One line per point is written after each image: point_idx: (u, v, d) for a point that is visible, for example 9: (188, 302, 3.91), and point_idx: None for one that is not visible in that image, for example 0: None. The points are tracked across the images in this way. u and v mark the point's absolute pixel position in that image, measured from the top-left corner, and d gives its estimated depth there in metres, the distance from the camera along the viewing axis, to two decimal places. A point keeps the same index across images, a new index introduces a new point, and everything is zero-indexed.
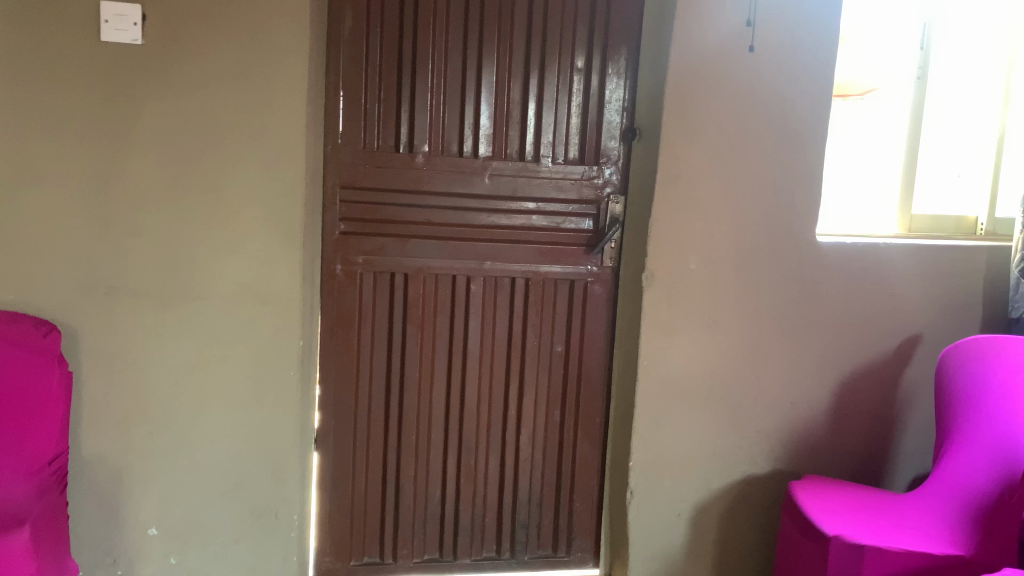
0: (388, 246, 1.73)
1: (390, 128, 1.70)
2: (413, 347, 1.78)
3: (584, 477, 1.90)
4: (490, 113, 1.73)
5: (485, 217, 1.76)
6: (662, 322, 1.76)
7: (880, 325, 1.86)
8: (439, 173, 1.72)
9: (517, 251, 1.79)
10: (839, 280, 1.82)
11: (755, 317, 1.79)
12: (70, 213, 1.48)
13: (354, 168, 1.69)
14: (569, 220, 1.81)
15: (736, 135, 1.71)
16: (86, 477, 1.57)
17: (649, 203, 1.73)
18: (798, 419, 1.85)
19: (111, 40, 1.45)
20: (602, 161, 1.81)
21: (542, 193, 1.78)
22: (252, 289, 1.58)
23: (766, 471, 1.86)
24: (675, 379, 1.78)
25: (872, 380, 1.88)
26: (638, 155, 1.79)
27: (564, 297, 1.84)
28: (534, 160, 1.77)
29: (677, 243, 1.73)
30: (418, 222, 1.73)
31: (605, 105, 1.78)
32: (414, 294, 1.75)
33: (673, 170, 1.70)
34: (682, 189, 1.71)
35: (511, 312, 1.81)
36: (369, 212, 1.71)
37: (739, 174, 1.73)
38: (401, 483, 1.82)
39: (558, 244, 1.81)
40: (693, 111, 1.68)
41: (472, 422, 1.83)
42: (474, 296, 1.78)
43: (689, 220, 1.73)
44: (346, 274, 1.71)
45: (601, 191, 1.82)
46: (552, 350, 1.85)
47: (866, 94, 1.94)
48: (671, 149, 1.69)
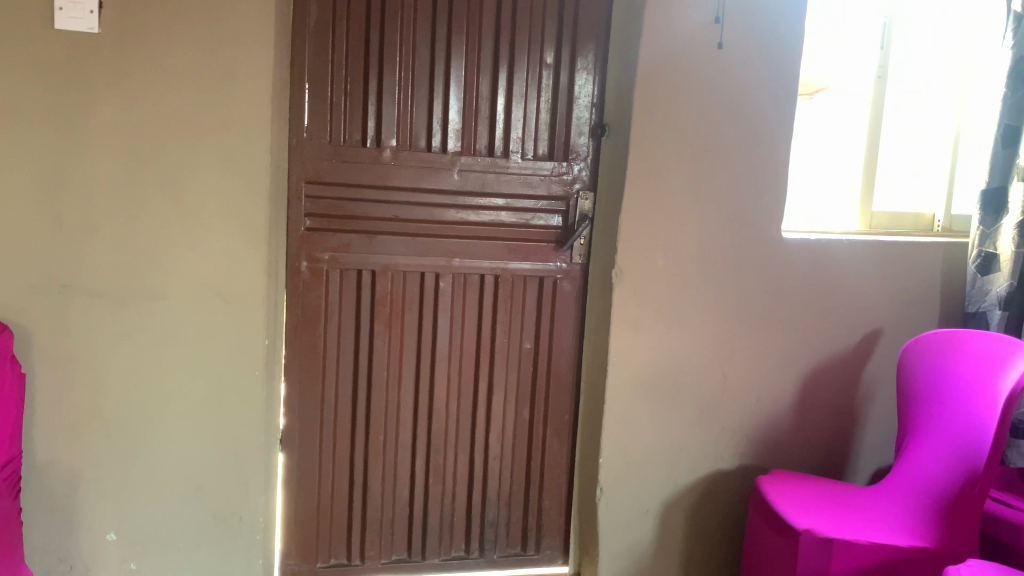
0: (355, 243, 1.69)
1: (357, 122, 1.67)
2: (381, 345, 1.75)
3: (553, 475, 1.90)
4: (459, 107, 1.71)
5: (454, 213, 1.74)
6: (630, 319, 1.76)
7: (843, 321, 1.88)
8: (407, 168, 1.70)
9: (487, 247, 1.77)
10: (804, 276, 1.84)
11: (722, 313, 1.81)
12: (22, 208, 1.43)
13: (319, 162, 1.65)
14: (539, 216, 1.80)
15: (704, 132, 1.72)
16: (40, 481, 1.52)
17: (619, 199, 1.73)
18: (764, 414, 1.87)
19: (65, 28, 1.39)
20: (572, 157, 1.80)
21: (511, 189, 1.76)
22: (215, 287, 1.54)
23: (733, 466, 1.88)
24: (644, 375, 1.79)
25: (836, 375, 1.90)
26: (608, 152, 1.78)
27: (534, 293, 1.83)
28: (503, 155, 1.75)
29: (647, 240, 1.73)
30: (385, 218, 1.70)
31: (575, 102, 1.77)
32: (382, 291, 1.72)
33: (643, 167, 1.70)
34: (652, 186, 1.71)
35: (481, 309, 1.80)
36: (335, 208, 1.67)
37: (707, 171, 1.74)
38: (368, 483, 1.79)
39: (528, 240, 1.80)
40: (662, 107, 1.68)
41: (440, 420, 1.81)
42: (443, 293, 1.76)
43: (658, 217, 1.73)
44: (311, 271, 1.68)
45: (571, 187, 1.81)
46: (522, 347, 1.83)
47: (814, 93, 1.96)
48: (640, 145, 1.69)
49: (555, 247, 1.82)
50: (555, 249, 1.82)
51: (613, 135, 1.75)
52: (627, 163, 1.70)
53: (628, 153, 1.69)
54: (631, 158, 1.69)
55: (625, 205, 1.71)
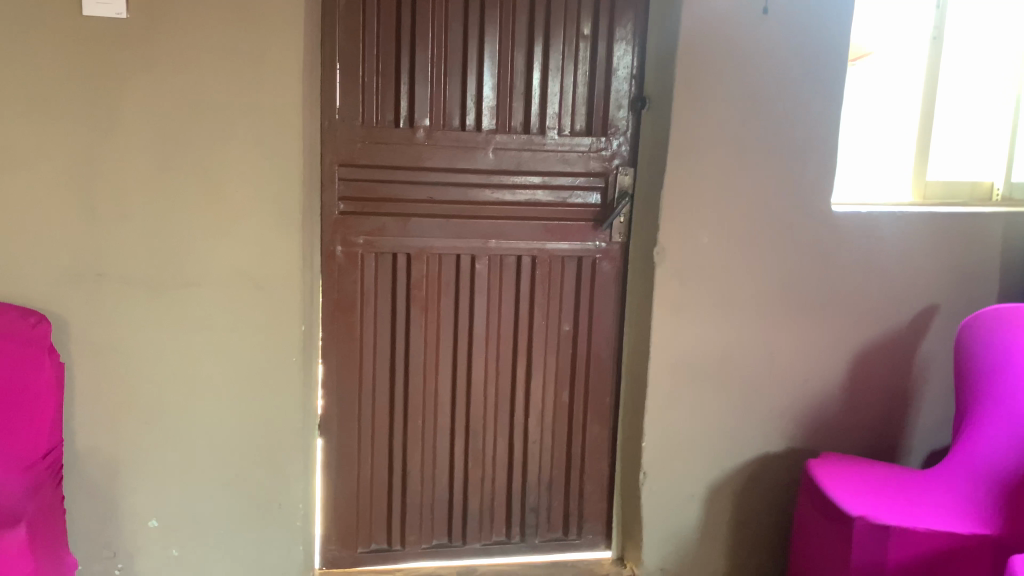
0: (390, 226, 1.66)
1: (389, 101, 1.62)
2: (418, 329, 1.72)
3: (594, 459, 1.86)
4: (493, 83, 1.65)
5: (489, 193, 1.69)
6: (673, 299, 1.70)
7: (895, 297, 1.80)
8: (441, 148, 1.65)
9: (523, 228, 1.72)
10: (855, 252, 1.76)
11: (769, 292, 1.74)
12: (54, 197, 1.41)
13: (352, 143, 1.62)
14: (576, 194, 1.74)
15: (750, 101, 1.64)
16: (81, 470, 1.52)
17: (660, 175, 1.66)
18: (814, 396, 1.81)
19: (93, 14, 1.37)
20: (611, 132, 1.73)
21: (548, 167, 1.71)
22: (248, 274, 1.52)
23: (780, 450, 1.82)
24: (687, 358, 1.73)
25: (889, 354, 1.83)
26: (648, 126, 1.71)
27: (573, 274, 1.78)
28: (540, 132, 1.70)
29: (689, 217, 1.67)
30: (420, 200, 1.66)
31: (613, 74, 1.71)
32: (418, 274, 1.69)
33: (685, 141, 1.63)
34: (695, 160, 1.65)
35: (518, 291, 1.75)
36: (369, 190, 1.64)
37: (753, 143, 1.66)
38: (408, 469, 1.77)
39: (566, 219, 1.75)
40: (704, 77, 1.61)
41: (479, 405, 1.78)
42: (479, 275, 1.72)
43: (702, 192, 1.66)
44: (346, 255, 1.65)
45: (610, 163, 1.75)
46: (560, 330, 1.79)
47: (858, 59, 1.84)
48: (682, 119, 1.62)
49: (594, 226, 1.76)
50: (594, 228, 1.76)
51: (654, 108, 1.68)
52: (668, 136, 1.63)
53: (669, 127, 1.62)
54: (672, 131, 1.62)
55: (667, 181, 1.64)
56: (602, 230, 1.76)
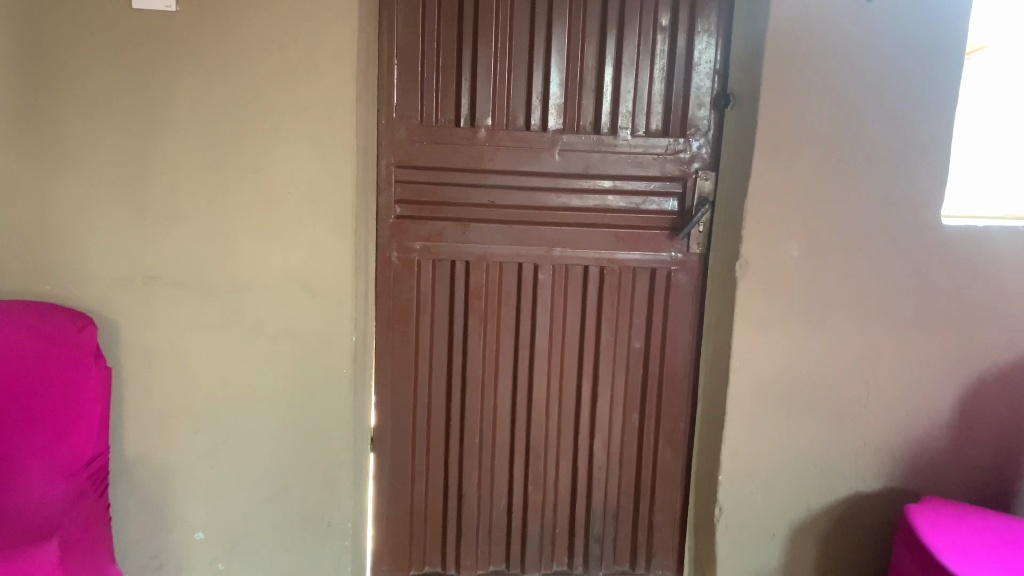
0: (449, 231, 1.56)
1: (450, 99, 1.53)
2: (477, 342, 1.61)
3: (665, 488, 1.71)
4: (561, 80, 1.54)
5: (555, 197, 1.58)
6: (756, 317, 1.54)
7: (1018, 322, 1.58)
8: (504, 149, 1.55)
9: (592, 235, 1.60)
10: (971, 269, 1.55)
11: (868, 312, 1.55)
12: (107, 197, 1.39)
13: (410, 144, 1.53)
14: (651, 199, 1.60)
15: (848, 97, 1.46)
16: (130, 477, 1.49)
17: (745, 180, 1.50)
18: (917, 429, 1.60)
19: (144, 7, 1.33)
20: (690, 133, 1.59)
21: (619, 170, 1.58)
22: (299, 280, 1.45)
23: (877, 489, 1.62)
24: (771, 383, 1.56)
25: (1009, 386, 1.60)
26: (732, 126, 1.56)
27: (645, 287, 1.64)
28: (611, 133, 1.57)
29: (777, 227, 1.51)
30: (480, 204, 1.56)
31: (694, 69, 1.56)
32: (478, 283, 1.59)
33: (773, 142, 1.47)
34: (784, 163, 1.48)
35: (585, 303, 1.63)
36: (427, 194, 1.55)
37: (852, 144, 1.48)
38: (463, 489, 1.67)
39: (638, 227, 1.61)
40: (797, 71, 1.44)
41: (540, 424, 1.66)
42: (543, 286, 1.61)
43: (792, 200, 1.50)
44: (402, 261, 1.56)
45: (689, 166, 1.60)
46: (630, 346, 1.65)
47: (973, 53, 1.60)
48: (769, 118, 1.46)
49: (669, 235, 1.62)
50: (668, 237, 1.62)
51: (739, 106, 1.53)
52: (754, 137, 1.47)
53: (755, 127, 1.47)
54: (759, 132, 1.46)
55: (752, 186, 1.49)
56: (678, 239, 1.61)
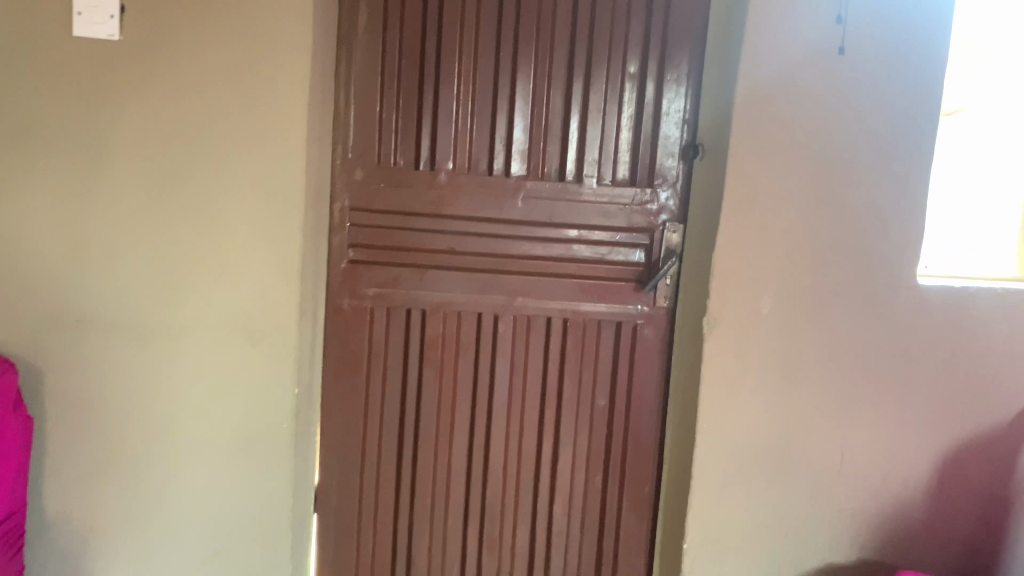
0: (405, 278, 1.49)
1: (410, 141, 1.47)
2: (432, 395, 1.53)
3: (628, 555, 1.61)
4: (526, 125, 1.49)
5: (517, 246, 1.51)
6: (724, 376, 1.47)
7: (995, 387, 1.52)
8: (465, 194, 1.49)
9: (555, 286, 1.53)
10: (946, 330, 1.50)
11: (841, 373, 1.49)
12: (39, 232, 1.31)
13: (366, 186, 1.47)
14: (617, 250, 1.54)
15: (821, 151, 1.42)
16: (51, 534, 1.38)
17: (714, 233, 1.45)
18: (891, 498, 1.53)
19: (85, 35, 1.27)
20: (657, 183, 1.53)
21: (585, 219, 1.52)
22: (241, 326, 1.37)
23: (850, 561, 1.54)
24: (739, 445, 1.49)
25: (987, 453, 1.53)
26: (701, 177, 1.51)
27: (609, 341, 1.57)
28: (576, 181, 1.52)
29: (746, 282, 1.45)
30: (439, 250, 1.49)
31: (663, 118, 1.51)
32: (434, 333, 1.51)
33: (743, 194, 1.42)
34: (755, 216, 1.43)
35: (546, 357, 1.55)
36: (383, 238, 1.48)
37: (824, 199, 1.43)
38: (413, 552, 1.57)
39: (603, 279, 1.54)
40: (768, 122, 1.40)
41: (497, 484, 1.57)
42: (502, 338, 1.53)
43: (762, 254, 1.44)
44: (354, 308, 1.49)
45: (657, 217, 1.54)
46: (594, 404, 1.57)
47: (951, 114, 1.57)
48: (739, 169, 1.41)
49: (635, 287, 1.55)
50: (635, 289, 1.55)
51: (710, 156, 1.48)
52: (723, 189, 1.43)
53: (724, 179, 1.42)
54: (728, 183, 1.42)
55: (721, 239, 1.43)
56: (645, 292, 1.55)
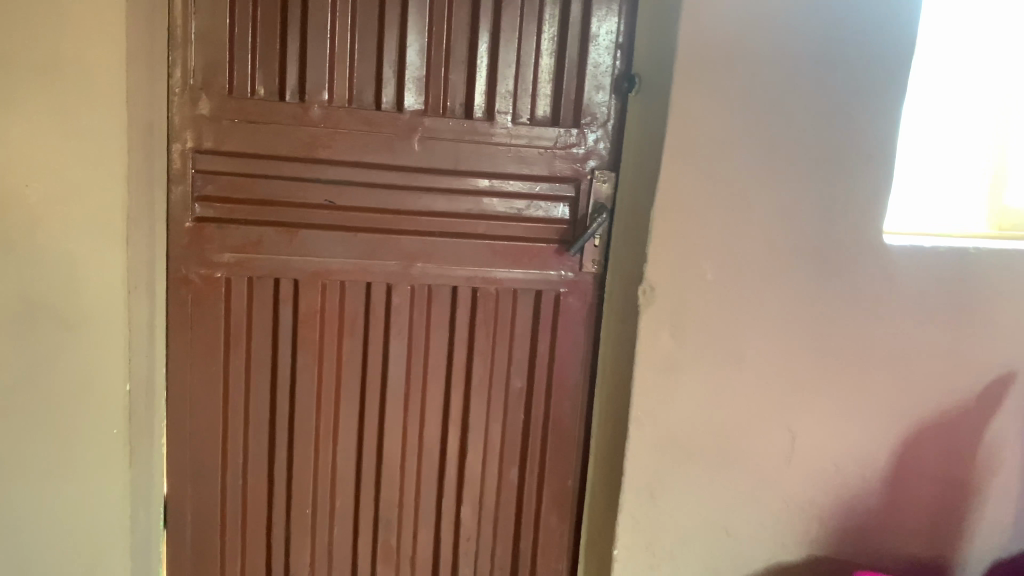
0: (271, 240, 1.19)
1: (273, 65, 1.15)
2: (310, 383, 1.24)
3: (548, 558, 1.39)
4: (422, 48, 1.19)
5: (414, 199, 1.22)
6: (664, 356, 1.23)
7: (960, 360, 1.34)
8: (346, 133, 1.18)
9: (461, 248, 1.25)
10: (913, 298, 1.30)
11: (795, 348, 1.27)
12: None
13: (217, 122, 1.15)
14: (536, 204, 1.27)
15: (781, 84, 1.17)
16: None
17: (653, 184, 1.19)
18: (845, 487, 1.34)
19: None
20: (585, 122, 1.26)
21: (496, 167, 1.24)
22: (45, 306, 1.03)
23: (798, 558, 1.36)
24: (678, 435, 1.26)
25: (948, 435, 1.36)
26: (637, 116, 1.25)
27: (528, 314, 1.30)
28: (486, 119, 1.23)
29: (690, 243, 1.20)
30: (314, 205, 1.19)
31: (591, 42, 1.23)
32: (310, 309, 1.22)
33: (688, 137, 1.17)
34: (701, 165, 1.18)
35: (451, 334, 1.28)
36: (241, 188, 1.17)
37: (783, 144, 1.19)
38: (292, 568, 1.30)
39: (519, 239, 1.27)
40: (719, 48, 1.14)
41: (393, 485, 1.31)
42: (397, 312, 1.25)
43: (709, 209, 1.20)
44: (206, 278, 1.18)
45: (584, 164, 1.28)
46: (509, 388, 1.32)
47: None
48: (685, 106, 1.16)
49: (558, 249, 1.29)
50: (557, 252, 1.29)
51: (649, 90, 1.22)
52: (665, 130, 1.17)
53: (666, 118, 1.16)
54: (671, 123, 1.16)
55: (660, 191, 1.18)
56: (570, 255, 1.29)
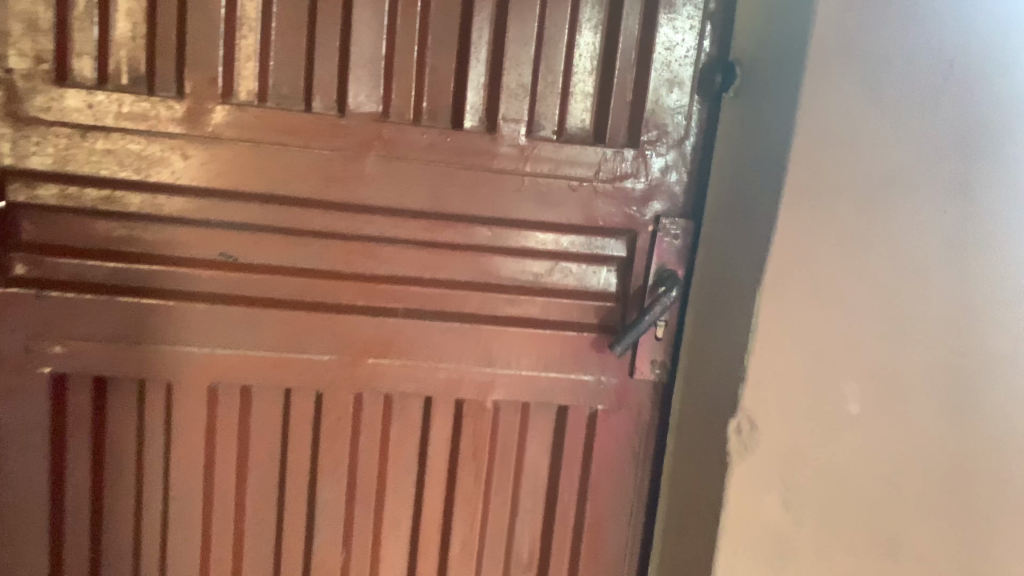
0: (131, 314, 0.74)
1: (138, 36, 0.71)
2: (192, 541, 0.79)
3: None
4: (381, 14, 0.73)
5: (365, 257, 0.76)
6: (770, 537, 0.74)
7: None
8: (254, 149, 0.73)
9: (440, 335, 0.78)
10: None
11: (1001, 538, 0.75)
12: None
13: (40, 126, 0.70)
14: (564, 268, 0.80)
15: (989, 96, 0.68)
16: None
17: (760, 250, 0.71)
18: None
19: None
20: (647, 140, 0.78)
21: (501, 209, 0.77)
22: None
23: None
24: None
25: None
26: (733, 135, 0.77)
27: (543, 441, 0.82)
28: (485, 131, 0.76)
29: (819, 353, 0.71)
30: (202, 263, 0.74)
31: (664, 11, 0.76)
32: (194, 425, 0.77)
33: (824, 172, 0.68)
34: (846, 222, 0.69)
35: (420, 469, 0.81)
36: (82, 231, 0.73)
37: (986, 196, 0.70)
38: None
39: (535, 323, 0.80)
40: (886, 21, 0.66)
41: None
42: (333, 435, 0.79)
43: (856, 296, 0.70)
44: (23, 372, 0.74)
45: (643, 207, 0.80)
46: (511, 555, 0.84)
47: None
48: (820, 122, 0.67)
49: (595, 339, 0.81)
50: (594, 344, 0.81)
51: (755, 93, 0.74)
52: (784, 161, 0.68)
53: (787, 140, 0.68)
54: (796, 149, 0.68)
55: (772, 262, 0.70)
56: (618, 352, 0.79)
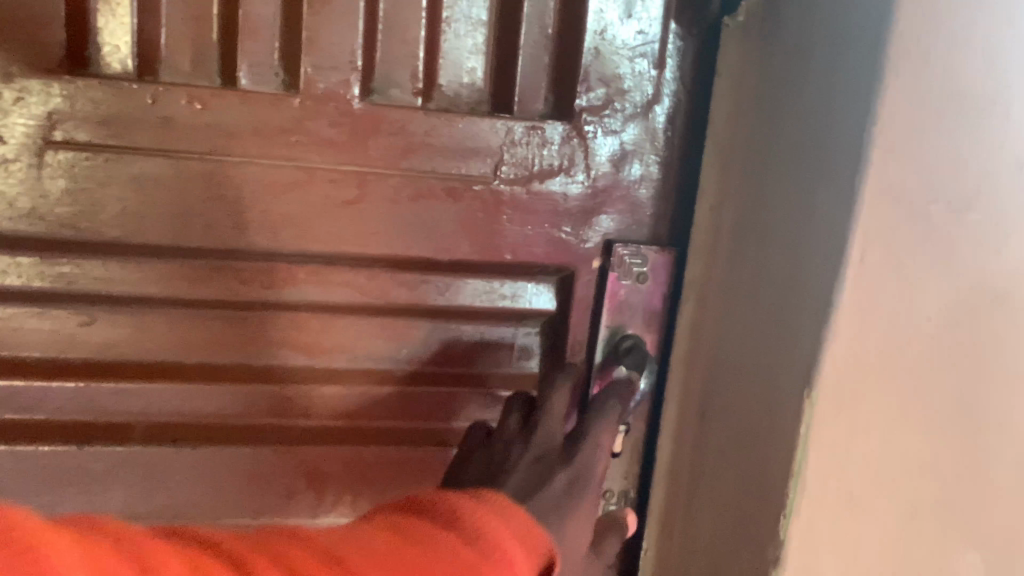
0: None
1: None
2: None
3: None
4: None
5: (72, 334, 0.41)
6: None
7: None
8: None
9: (225, 467, 0.45)
10: None
11: None
12: None
13: None
14: (452, 338, 0.46)
15: None
16: None
17: (811, 331, 0.36)
18: None
19: None
20: (591, 106, 0.44)
21: (319, 237, 0.42)
22: None
23: None
24: None
25: None
26: (743, 97, 0.43)
27: None
28: (281, 91, 0.40)
29: (914, 518, 0.38)
30: None
31: None
32: None
33: (940, 179, 0.34)
34: (975, 274, 0.35)
35: None
36: None
37: None
38: None
39: (397, 434, 0.47)
40: None
41: None
42: None
43: (983, 410, 0.37)
44: None
45: (583, 227, 0.45)
46: None
47: None
48: (938, 75, 0.33)
49: (507, 441, 0.38)
50: (503, 448, 0.37)
51: (787, 18, 0.39)
52: (861, 149, 0.33)
53: (872, 103, 0.33)
54: (890, 123, 0.33)
55: (837, 358, 0.35)
56: (578, 446, 0.38)
